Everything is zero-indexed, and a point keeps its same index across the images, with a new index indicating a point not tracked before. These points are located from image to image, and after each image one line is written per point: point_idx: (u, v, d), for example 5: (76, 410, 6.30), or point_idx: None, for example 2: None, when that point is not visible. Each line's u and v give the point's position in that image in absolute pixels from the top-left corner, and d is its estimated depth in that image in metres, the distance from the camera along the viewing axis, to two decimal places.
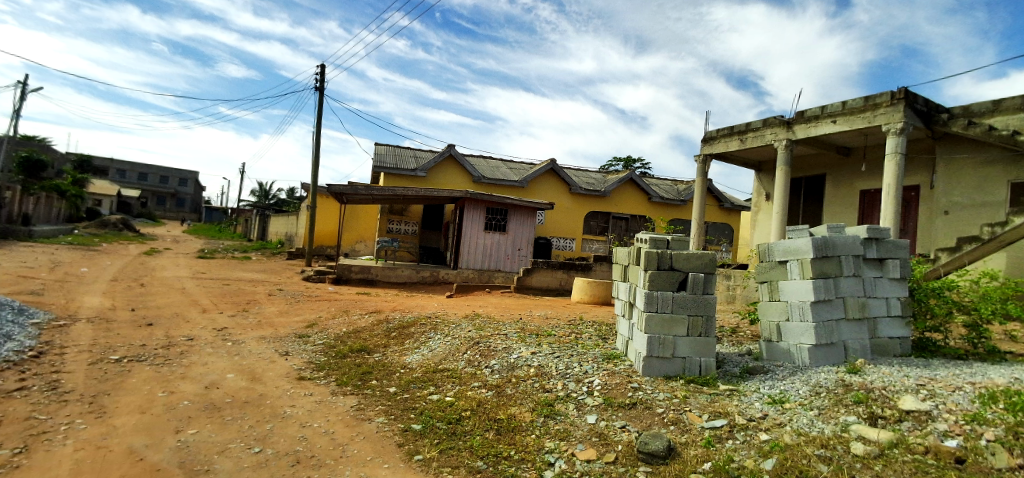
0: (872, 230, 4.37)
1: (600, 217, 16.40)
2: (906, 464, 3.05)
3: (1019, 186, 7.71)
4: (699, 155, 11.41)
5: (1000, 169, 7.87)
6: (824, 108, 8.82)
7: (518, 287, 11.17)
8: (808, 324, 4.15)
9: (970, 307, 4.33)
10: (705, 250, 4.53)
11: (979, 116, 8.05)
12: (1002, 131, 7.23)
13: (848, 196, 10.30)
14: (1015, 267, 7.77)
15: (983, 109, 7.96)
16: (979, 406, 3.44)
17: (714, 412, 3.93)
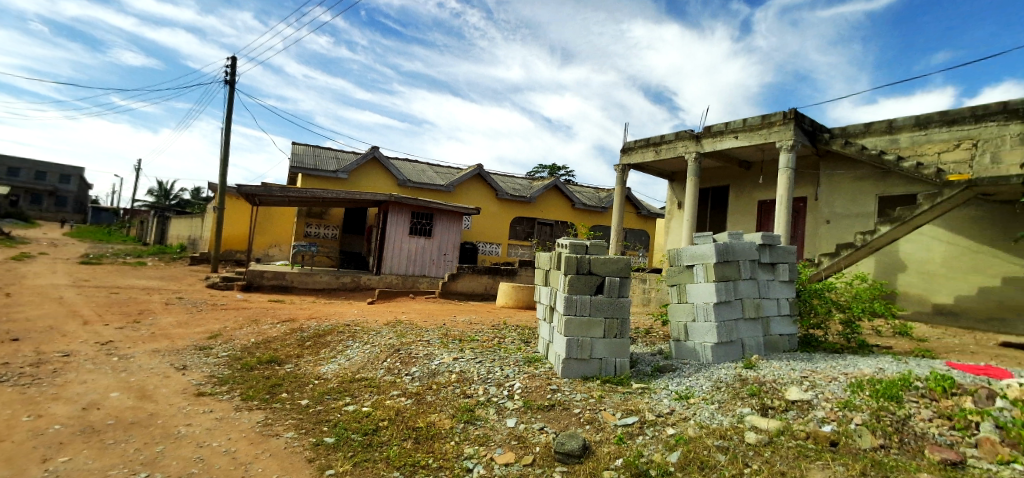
0: (766, 237, 4.78)
1: (526, 222, 16.69)
2: (791, 450, 3.35)
3: (885, 200, 8.80)
4: (619, 165, 11.96)
5: (870, 184, 8.95)
6: (728, 124, 9.58)
7: (444, 292, 11.07)
8: (711, 324, 4.46)
9: (846, 305, 4.90)
10: (620, 255, 4.74)
11: (854, 136, 9.02)
12: (873, 151, 8.25)
13: (748, 206, 11.24)
14: (882, 270, 8.84)
15: (857, 130, 8.95)
16: (850, 393, 3.87)
17: (627, 409, 4.10)
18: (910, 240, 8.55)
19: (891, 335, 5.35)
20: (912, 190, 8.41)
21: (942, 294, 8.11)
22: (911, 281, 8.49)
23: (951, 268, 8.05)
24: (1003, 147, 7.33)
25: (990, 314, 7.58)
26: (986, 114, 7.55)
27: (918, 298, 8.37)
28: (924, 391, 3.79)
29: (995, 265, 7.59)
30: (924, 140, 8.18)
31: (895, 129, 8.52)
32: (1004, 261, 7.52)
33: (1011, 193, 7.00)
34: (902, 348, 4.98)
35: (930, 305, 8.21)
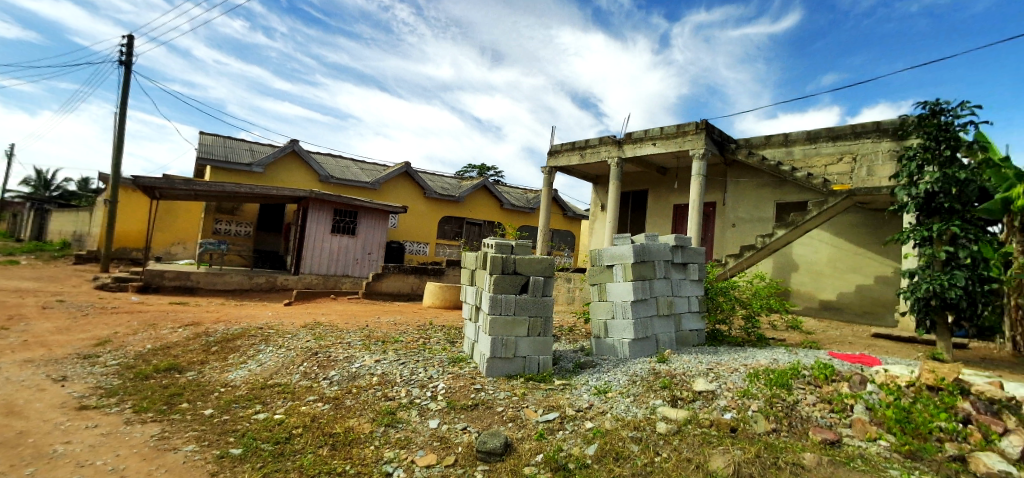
0: (679, 238, 5.10)
1: (454, 222, 16.60)
2: (697, 437, 3.59)
3: (781, 206, 9.72)
4: (546, 167, 12.22)
5: (769, 192, 9.84)
6: (647, 132, 10.12)
7: (367, 293, 10.73)
8: (628, 321, 4.69)
9: (747, 302, 5.36)
10: (544, 255, 4.84)
11: (756, 147, 9.87)
12: (772, 162, 9.09)
13: (664, 209, 11.94)
14: (778, 270, 9.74)
15: (759, 142, 9.81)
16: (748, 382, 4.21)
17: (548, 406, 4.19)
18: (802, 243, 9.46)
19: (785, 329, 5.92)
20: (803, 198, 9.34)
21: (827, 291, 9.08)
22: (802, 280, 9.41)
23: (835, 268, 9.02)
24: (876, 161, 8.34)
25: (867, 309, 8.61)
26: (863, 132, 8.53)
27: (808, 295, 9.32)
28: (809, 378, 4.21)
29: (870, 265, 8.60)
30: (814, 153, 9.11)
31: (790, 142, 9.41)
32: (877, 262, 8.54)
33: (881, 203, 7.98)
34: (792, 340, 5.51)
35: (818, 301, 9.17)
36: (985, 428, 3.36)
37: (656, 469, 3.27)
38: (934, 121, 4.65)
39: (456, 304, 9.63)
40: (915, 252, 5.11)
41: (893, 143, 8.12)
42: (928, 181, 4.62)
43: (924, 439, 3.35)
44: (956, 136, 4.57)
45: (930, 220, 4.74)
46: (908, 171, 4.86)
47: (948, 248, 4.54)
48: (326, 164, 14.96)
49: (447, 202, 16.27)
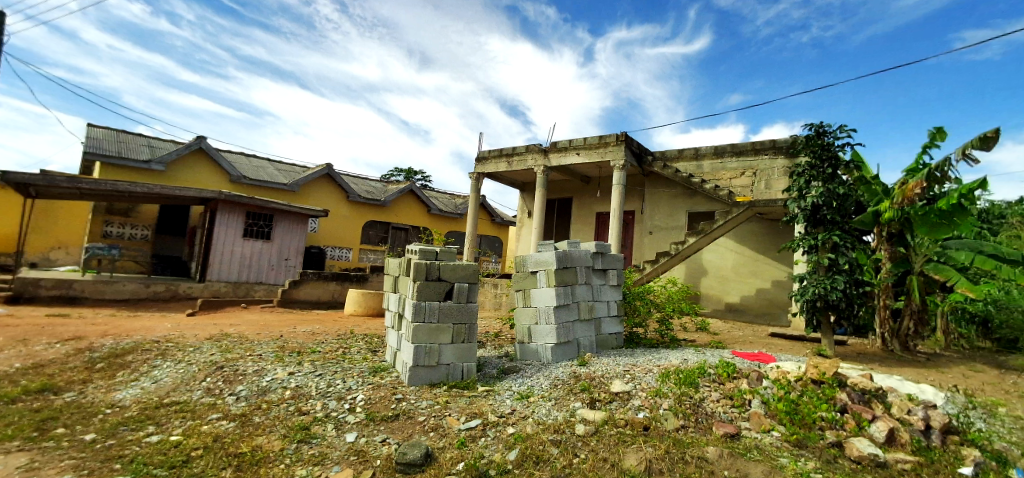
0: (599, 245, 5.32)
1: (379, 226, 16.22)
2: (613, 437, 3.72)
3: (691, 215, 10.43)
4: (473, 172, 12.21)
5: (682, 202, 10.53)
6: (571, 141, 10.45)
7: (283, 301, 10.15)
8: (551, 326, 4.80)
9: (662, 306, 5.70)
10: (467, 261, 4.88)
11: (670, 159, 10.53)
12: (684, 174, 9.72)
13: (587, 216, 12.41)
14: (689, 275, 10.44)
15: (672, 154, 10.47)
16: (661, 382, 4.45)
17: (471, 413, 4.17)
18: (711, 249, 10.17)
19: (695, 332, 6.34)
20: (712, 208, 10.07)
21: (732, 294, 9.83)
22: (710, 284, 10.14)
23: (739, 273, 9.79)
24: (773, 176, 9.17)
25: (764, 310, 9.42)
26: (762, 148, 9.35)
27: (715, 297, 10.04)
28: (714, 376, 4.52)
29: (768, 270, 9.42)
30: (721, 166, 9.86)
31: (700, 156, 10.12)
32: (773, 267, 9.36)
33: (776, 213, 8.78)
34: (701, 340, 5.92)
35: (724, 304, 9.89)
36: (857, 416, 3.78)
37: (574, 470, 3.35)
38: (820, 142, 5.18)
39: (379, 311, 9.40)
40: (805, 258, 5.66)
41: (787, 159, 8.98)
42: (815, 194, 5.13)
43: (808, 428, 3.71)
44: (836, 155, 5.11)
45: (817, 229, 5.27)
46: (798, 186, 5.37)
47: (830, 255, 5.07)
48: (238, 163, 14.00)
49: (371, 205, 15.83)
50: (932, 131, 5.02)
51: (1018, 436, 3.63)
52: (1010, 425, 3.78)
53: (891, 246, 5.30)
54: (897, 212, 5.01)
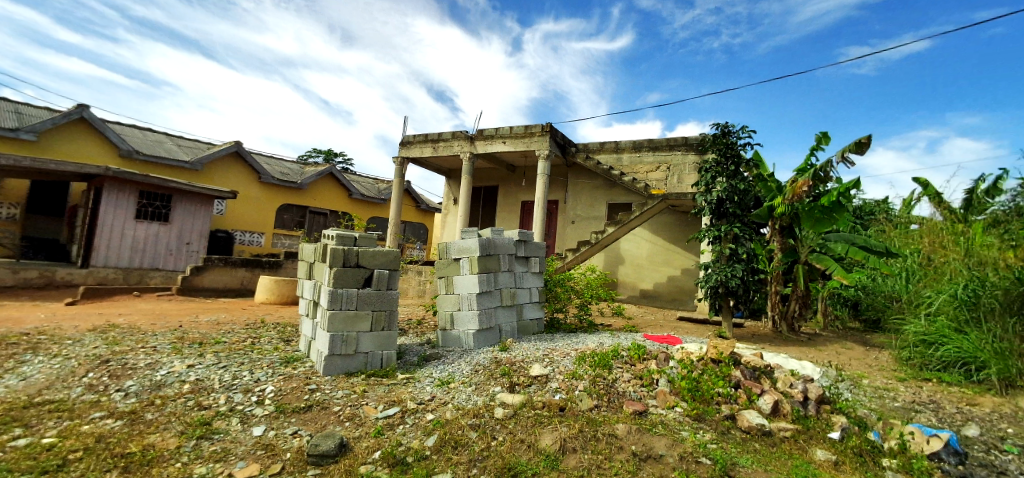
0: (522, 233, 5.41)
1: (295, 211, 15.38)
2: (530, 419, 3.82)
3: (611, 206, 10.91)
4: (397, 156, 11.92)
5: (603, 193, 10.97)
6: (498, 130, 10.51)
7: (183, 288, 9.38)
8: (473, 312, 4.83)
9: (581, 292, 5.94)
10: (389, 247, 4.77)
11: (593, 152, 10.91)
12: (605, 166, 10.15)
13: (513, 205, 12.59)
14: (607, 263, 10.93)
15: (595, 147, 10.85)
16: (577, 365, 4.64)
17: (389, 401, 4.10)
18: (628, 239, 10.70)
19: (610, 316, 6.68)
20: (630, 200, 10.59)
21: (646, 281, 10.42)
22: (627, 272, 10.67)
23: (653, 261, 10.39)
24: (685, 171, 9.81)
25: (674, 297, 10.10)
26: (675, 144, 9.95)
27: (631, 285, 10.59)
28: (626, 358, 4.79)
29: (678, 259, 10.08)
30: (638, 160, 10.38)
31: (620, 149, 10.57)
32: (682, 256, 10.04)
33: (686, 206, 9.40)
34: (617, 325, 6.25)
35: (638, 291, 10.48)
36: (748, 390, 4.16)
37: (491, 452, 3.40)
38: (725, 140, 5.60)
39: (293, 299, 8.98)
40: (710, 248, 6.13)
41: (697, 156, 9.62)
42: (719, 189, 5.56)
43: (707, 403, 4.03)
44: (738, 153, 5.56)
45: (720, 222, 5.71)
46: (705, 180, 5.78)
47: (731, 245, 5.53)
48: (129, 137, 12.57)
49: (286, 188, 14.98)
50: (818, 134, 5.59)
51: (875, 402, 4.18)
52: (870, 393, 4.35)
53: (782, 237, 5.85)
54: (788, 207, 5.54)
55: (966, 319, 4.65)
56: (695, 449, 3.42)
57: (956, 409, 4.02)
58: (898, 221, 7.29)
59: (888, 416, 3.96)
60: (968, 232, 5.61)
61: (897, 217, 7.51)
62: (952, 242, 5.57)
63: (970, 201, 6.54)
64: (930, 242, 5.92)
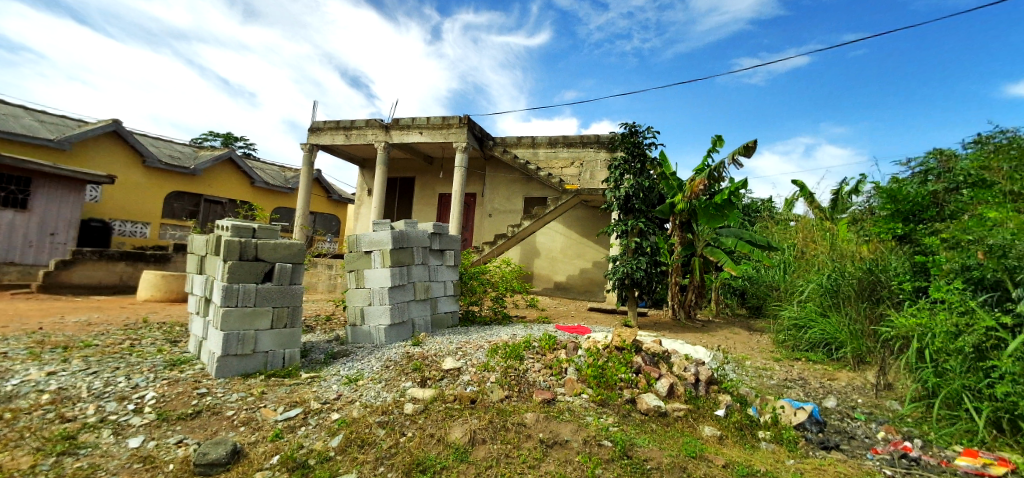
0: (436, 226, 5.38)
1: (187, 199, 14.09)
2: (440, 412, 3.79)
3: (528, 200, 11.12)
4: (306, 143, 11.36)
5: (519, 187, 11.17)
6: (414, 120, 10.35)
7: (45, 287, 8.33)
8: (385, 307, 4.72)
9: (496, 285, 6.05)
10: (293, 239, 4.52)
11: (510, 146, 11.06)
12: (521, 161, 10.35)
13: (430, 198, 12.45)
14: (523, 256, 11.15)
15: (512, 141, 11.00)
16: (489, 357, 4.69)
17: (291, 402, 3.88)
18: (543, 233, 10.98)
19: (523, 308, 6.86)
20: (545, 194, 10.89)
21: (560, 274, 10.78)
22: (542, 264, 10.97)
23: (566, 254, 10.75)
24: (596, 167, 10.25)
25: (586, 288, 10.55)
26: (588, 141, 10.34)
27: (545, 277, 10.91)
28: (537, 349, 4.92)
29: (589, 252, 10.53)
30: (553, 155, 10.65)
31: (536, 144, 10.79)
32: (594, 249, 10.50)
33: (597, 201, 9.83)
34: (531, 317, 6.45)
35: (553, 282, 10.82)
36: (647, 375, 4.43)
37: (400, 449, 3.33)
38: (632, 139, 5.92)
39: (184, 296, 8.27)
40: (618, 242, 6.51)
41: (607, 153, 10.08)
42: (627, 186, 5.89)
43: (611, 388, 4.24)
44: (644, 152, 5.91)
45: (628, 216, 6.09)
46: (614, 177, 6.09)
47: (636, 239, 5.90)
48: None
49: (175, 172, 13.59)
50: (714, 137, 6.04)
51: (755, 381, 4.64)
52: (752, 373, 4.81)
53: (681, 232, 6.25)
54: (687, 204, 5.97)
55: (829, 304, 5.32)
56: (598, 432, 3.58)
57: (820, 384, 4.58)
58: (780, 217, 8.11)
59: (765, 393, 4.40)
60: (833, 228, 6.36)
61: (779, 214, 8.34)
62: (822, 237, 6.30)
63: (836, 201, 7.42)
64: (804, 237, 6.65)
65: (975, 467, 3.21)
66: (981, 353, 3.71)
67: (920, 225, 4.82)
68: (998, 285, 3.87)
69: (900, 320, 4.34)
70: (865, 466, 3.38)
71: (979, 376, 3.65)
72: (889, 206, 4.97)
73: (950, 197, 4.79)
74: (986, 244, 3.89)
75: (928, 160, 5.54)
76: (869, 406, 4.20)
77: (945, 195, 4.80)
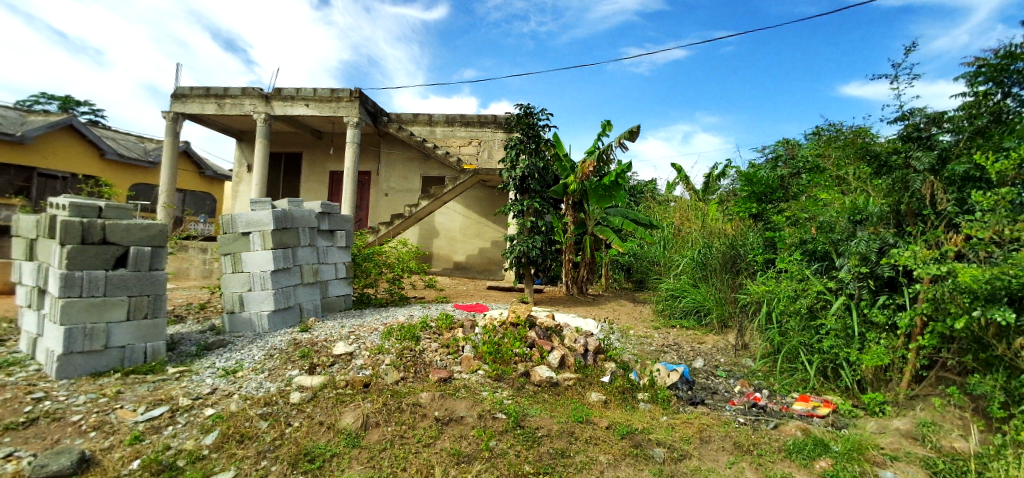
0: (325, 206, 5.31)
1: (15, 173, 11.90)
2: (330, 399, 3.61)
3: (425, 179, 10.97)
4: (169, 111, 10.22)
5: (416, 165, 10.94)
6: (299, 90, 9.64)
7: None
8: (268, 292, 4.53)
9: (392, 267, 6.16)
10: (152, 219, 3.99)
11: (406, 123, 10.73)
12: (417, 138, 10.14)
13: (320, 175, 11.77)
14: (420, 237, 11.00)
15: (408, 118, 10.68)
16: (383, 340, 4.60)
17: (153, 401, 3.45)
18: (441, 212, 10.89)
19: (420, 290, 6.89)
20: (443, 173, 10.79)
21: (459, 253, 10.84)
22: (441, 244, 10.92)
23: (465, 234, 10.80)
24: (494, 147, 10.36)
25: (485, 267, 10.73)
26: (485, 121, 10.38)
27: (445, 257, 10.90)
28: (434, 329, 4.92)
29: (488, 232, 10.68)
30: (451, 134, 10.56)
31: (433, 122, 10.57)
32: (492, 228, 10.65)
33: (495, 181, 9.96)
34: (430, 298, 6.47)
35: (452, 263, 10.87)
36: (540, 348, 4.61)
37: (285, 441, 3.11)
38: (527, 121, 6.16)
39: (14, 287, 7.03)
40: (515, 221, 6.76)
41: (504, 134, 10.22)
42: (523, 166, 6.11)
43: (506, 363, 4.37)
44: (537, 134, 6.19)
45: (524, 197, 6.31)
46: (510, 157, 6.27)
47: (532, 218, 6.25)
48: None
49: None
50: (603, 122, 6.36)
51: (637, 348, 5.05)
52: (634, 341, 5.24)
53: (574, 212, 6.65)
54: (579, 185, 6.32)
55: (699, 277, 5.95)
56: (493, 406, 3.65)
57: (691, 347, 5.12)
58: (661, 198, 8.83)
59: (644, 358, 4.82)
60: (704, 208, 7.07)
61: (661, 195, 9.07)
62: (696, 216, 6.98)
63: (708, 183, 8.23)
64: (681, 216, 7.33)
65: (807, 409, 3.82)
66: (813, 313, 4.37)
67: (769, 205, 5.64)
68: (825, 255, 4.61)
69: (754, 288, 4.95)
70: (724, 416, 3.85)
71: (811, 333, 4.33)
72: (748, 188, 5.74)
73: (792, 182, 5.60)
74: (819, 221, 4.55)
75: (777, 148, 6.33)
76: (728, 364, 4.77)
77: (789, 179, 5.61)
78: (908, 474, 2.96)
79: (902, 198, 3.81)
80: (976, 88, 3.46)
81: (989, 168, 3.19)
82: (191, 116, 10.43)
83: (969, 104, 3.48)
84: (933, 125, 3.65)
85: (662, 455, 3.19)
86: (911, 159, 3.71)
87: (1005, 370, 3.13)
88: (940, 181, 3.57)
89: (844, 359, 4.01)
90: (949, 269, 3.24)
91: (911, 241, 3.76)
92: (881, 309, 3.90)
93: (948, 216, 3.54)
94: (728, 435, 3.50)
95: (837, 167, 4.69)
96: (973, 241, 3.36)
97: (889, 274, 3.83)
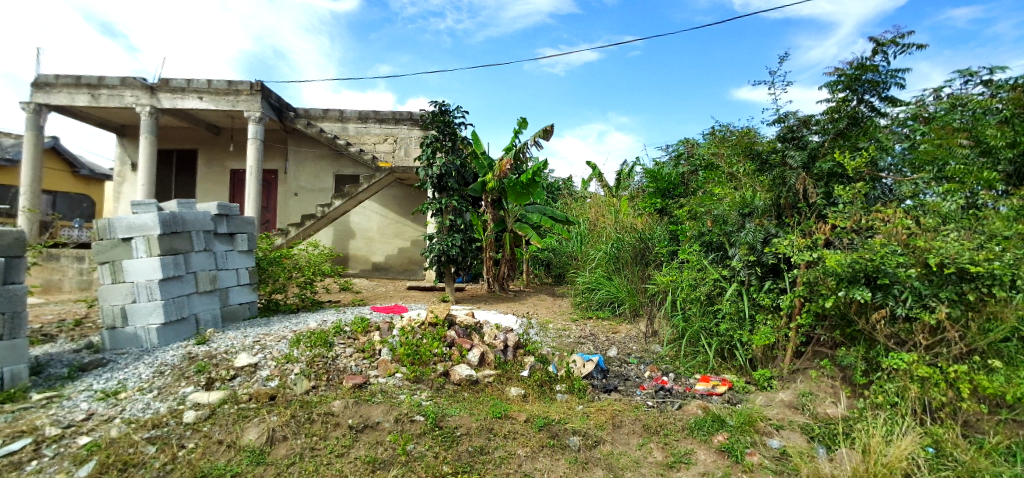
0: (221, 208, 5.04)
1: None
2: (231, 416, 3.33)
3: (339, 178, 10.54)
4: (29, 102, 9.05)
5: (327, 163, 10.50)
6: (190, 81, 8.85)
7: None
8: (155, 303, 4.16)
9: (302, 271, 5.94)
10: (7, 226, 3.48)
11: (315, 119, 10.20)
12: (328, 135, 9.74)
13: (220, 174, 10.93)
14: (336, 238, 10.55)
15: (317, 113, 10.15)
16: (292, 348, 4.37)
17: (12, 434, 2.96)
18: (357, 212, 10.50)
19: (333, 293, 6.64)
20: (357, 171, 10.42)
21: (377, 254, 10.54)
22: (358, 245, 10.55)
23: (383, 234, 10.52)
24: (410, 145, 10.18)
25: (405, 267, 10.53)
26: (400, 118, 10.14)
27: (363, 258, 10.56)
28: (349, 333, 4.74)
29: (407, 231, 10.47)
30: (365, 131, 10.22)
31: (345, 118, 10.14)
32: (412, 228, 10.47)
33: (413, 179, 9.78)
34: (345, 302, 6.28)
35: (370, 263, 10.55)
36: (459, 347, 4.58)
37: (177, 465, 2.80)
38: (443, 118, 6.21)
39: None
40: (433, 219, 6.79)
41: (420, 131, 10.04)
42: (439, 164, 6.21)
43: (425, 364, 4.27)
44: (454, 131, 6.28)
45: (442, 195, 6.45)
46: (426, 155, 6.30)
47: (450, 217, 6.36)
48: None
49: None
50: (518, 120, 6.47)
51: (555, 340, 5.20)
52: (552, 334, 5.39)
53: (493, 209, 6.80)
54: (496, 182, 6.49)
55: (613, 269, 6.25)
56: (410, 409, 3.54)
57: (606, 337, 5.36)
58: (578, 194, 9.12)
59: (562, 351, 4.96)
60: (617, 204, 7.40)
61: (578, 191, 9.36)
62: (609, 211, 7.27)
63: (619, 180, 8.64)
64: (595, 212, 7.62)
65: (708, 388, 4.13)
66: (710, 299, 4.74)
67: (672, 199, 6.25)
68: (719, 246, 5.00)
69: (660, 278, 5.27)
70: (634, 401, 4.05)
71: (709, 317, 4.69)
72: (653, 185, 6.34)
73: (691, 178, 6.29)
74: (713, 214, 4.90)
75: (679, 147, 6.80)
76: (639, 351, 5.04)
77: (688, 176, 6.26)
78: (790, 441, 3.29)
79: (780, 192, 4.22)
80: (836, 94, 3.93)
81: (847, 166, 3.67)
82: (58, 108, 9.30)
83: (832, 108, 3.98)
84: (803, 127, 4.14)
85: (578, 443, 3.29)
86: (787, 157, 4.13)
87: (865, 342, 3.58)
88: (810, 176, 4.02)
89: (737, 341, 4.36)
90: (818, 255, 3.62)
91: (788, 231, 4.16)
92: (767, 293, 4.28)
93: (818, 208, 4.00)
94: (638, 419, 3.68)
95: (729, 166, 5.09)
96: (837, 229, 3.79)
97: (772, 261, 4.20)
